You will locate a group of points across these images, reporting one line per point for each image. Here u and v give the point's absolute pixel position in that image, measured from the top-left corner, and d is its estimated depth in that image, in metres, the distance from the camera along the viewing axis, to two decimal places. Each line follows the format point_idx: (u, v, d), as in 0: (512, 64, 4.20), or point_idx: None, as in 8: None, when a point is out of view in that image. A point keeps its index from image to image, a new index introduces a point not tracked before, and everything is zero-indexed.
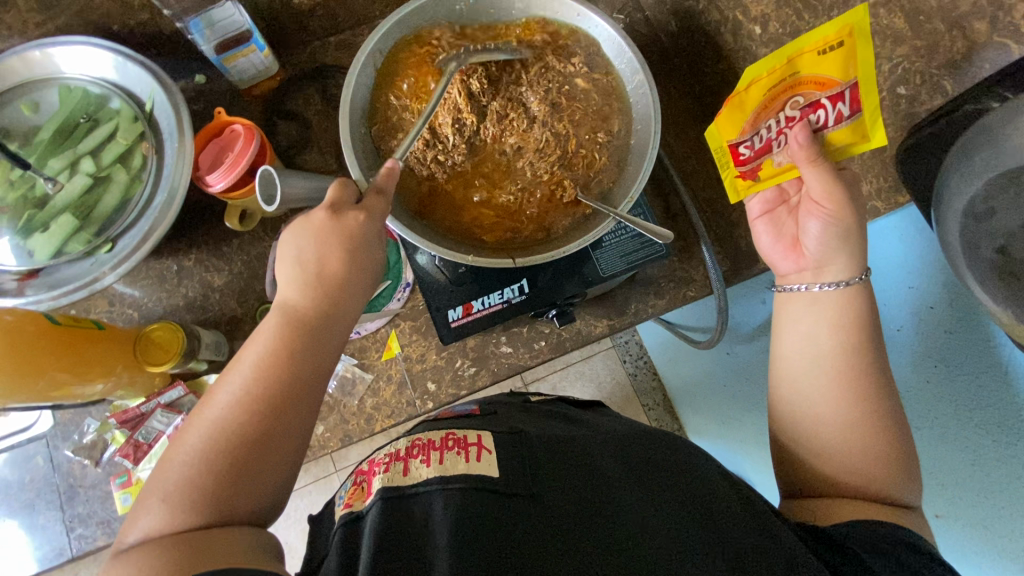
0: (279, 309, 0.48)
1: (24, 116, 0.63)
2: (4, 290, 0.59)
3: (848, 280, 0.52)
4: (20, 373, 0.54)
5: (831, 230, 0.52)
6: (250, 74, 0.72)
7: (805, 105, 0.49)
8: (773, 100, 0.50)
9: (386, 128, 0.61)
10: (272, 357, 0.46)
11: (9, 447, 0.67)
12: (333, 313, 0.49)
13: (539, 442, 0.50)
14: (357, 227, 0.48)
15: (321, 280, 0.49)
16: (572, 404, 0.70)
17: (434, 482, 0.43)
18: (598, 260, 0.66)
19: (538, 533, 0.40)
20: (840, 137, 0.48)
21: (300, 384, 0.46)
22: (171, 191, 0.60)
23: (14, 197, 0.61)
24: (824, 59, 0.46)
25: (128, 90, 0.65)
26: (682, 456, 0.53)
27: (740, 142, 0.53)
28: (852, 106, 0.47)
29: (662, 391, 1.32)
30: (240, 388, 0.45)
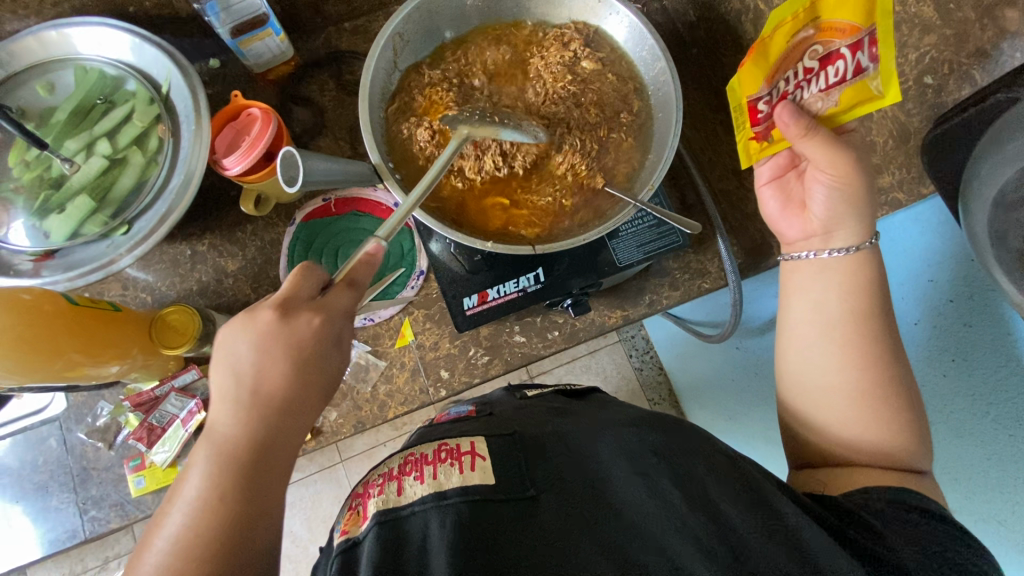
0: (207, 438, 0.43)
1: (39, 97, 0.63)
2: (19, 271, 0.58)
3: (857, 244, 0.52)
4: (39, 355, 0.54)
5: (840, 194, 0.50)
6: (265, 58, 0.71)
7: (823, 56, 0.45)
8: (792, 50, 0.47)
9: (402, 113, 0.62)
10: (208, 498, 0.40)
11: (21, 429, 0.67)
12: (279, 435, 0.44)
13: (530, 442, 0.50)
14: (310, 331, 0.45)
15: (257, 396, 0.44)
16: (565, 395, 0.68)
17: (428, 500, 0.42)
18: (614, 250, 0.66)
19: (538, 538, 0.40)
20: (853, 92, 0.45)
21: (255, 499, 0.41)
22: (189, 172, 0.60)
23: (30, 178, 0.61)
24: (845, 2, 0.42)
25: (144, 72, 0.65)
26: (687, 438, 0.52)
27: (758, 99, 0.51)
28: (871, 57, 0.43)
29: (668, 386, 1.34)
30: (173, 541, 0.38)
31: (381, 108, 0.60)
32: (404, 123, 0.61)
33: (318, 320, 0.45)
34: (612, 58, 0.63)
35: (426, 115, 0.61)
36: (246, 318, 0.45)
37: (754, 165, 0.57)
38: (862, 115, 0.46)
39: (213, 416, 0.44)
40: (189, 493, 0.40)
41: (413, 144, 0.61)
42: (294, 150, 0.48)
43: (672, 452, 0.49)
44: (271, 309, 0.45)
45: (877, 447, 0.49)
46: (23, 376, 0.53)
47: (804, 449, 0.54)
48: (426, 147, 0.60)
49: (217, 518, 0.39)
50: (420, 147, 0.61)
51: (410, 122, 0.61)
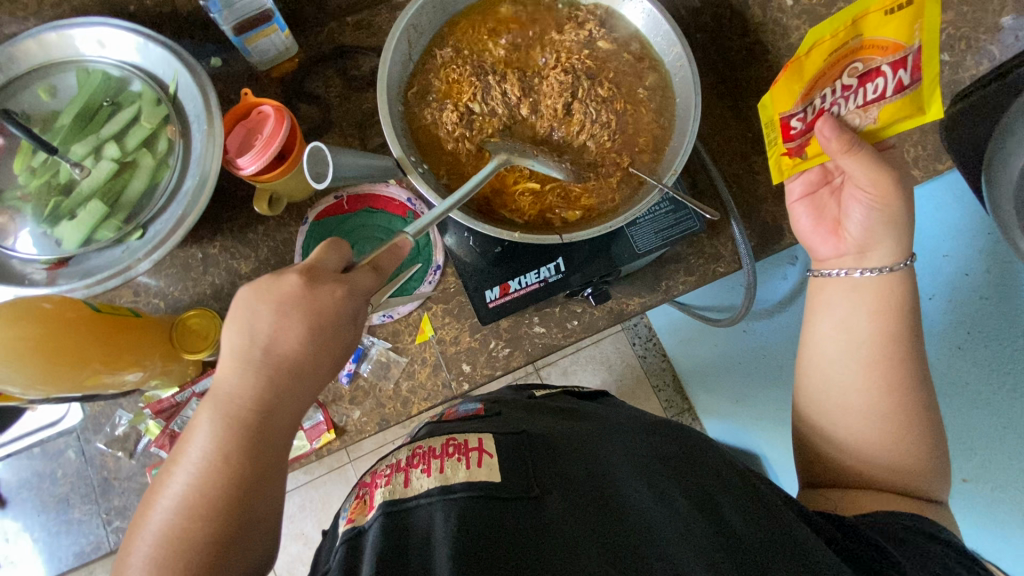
0: (215, 396, 0.45)
1: (41, 102, 0.61)
2: (33, 281, 0.57)
3: (892, 265, 0.52)
4: (64, 363, 0.53)
5: (880, 212, 0.51)
6: (270, 54, 0.70)
7: (862, 73, 0.46)
8: (831, 67, 0.48)
9: (422, 99, 0.62)
10: (220, 451, 0.43)
11: (37, 441, 0.65)
12: (291, 395, 0.46)
13: (541, 441, 0.50)
14: (333, 300, 0.46)
15: (269, 358, 0.45)
16: (579, 397, 0.68)
17: (434, 492, 0.42)
18: (633, 237, 0.66)
19: (541, 535, 0.40)
20: (894, 110, 0.45)
21: (265, 450, 0.45)
22: (202, 174, 0.59)
23: (37, 185, 0.59)
24: (890, 20, 0.42)
25: (150, 73, 0.63)
26: (696, 446, 0.54)
27: (792, 116, 0.51)
28: (913, 74, 0.43)
29: (672, 372, 1.35)
30: (192, 483, 0.42)
31: (401, 94, 0.60)
32: (427, 108, 0.61)
33: (341, 292, 0.47)
34: (626, 40, 0.63)
35: (448, 98, 0.62)
36: (269, 278, 0.46)
37: (786, 181, 0.57)
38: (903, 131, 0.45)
39: (225, 370, 0.45)
40: (201, 440, 0.43)
41: (440, 130, 0.61)
42: (323, 144, 0.50)
43: (681, 462, 0.50)
44: (296, 274, 0.46)
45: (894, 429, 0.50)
46: (47, 386, 0.53)
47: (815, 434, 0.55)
48: (453, 132, 0.61)
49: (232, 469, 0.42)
50: (447, 132, 0.61)
51: (434, 107, 0.61)
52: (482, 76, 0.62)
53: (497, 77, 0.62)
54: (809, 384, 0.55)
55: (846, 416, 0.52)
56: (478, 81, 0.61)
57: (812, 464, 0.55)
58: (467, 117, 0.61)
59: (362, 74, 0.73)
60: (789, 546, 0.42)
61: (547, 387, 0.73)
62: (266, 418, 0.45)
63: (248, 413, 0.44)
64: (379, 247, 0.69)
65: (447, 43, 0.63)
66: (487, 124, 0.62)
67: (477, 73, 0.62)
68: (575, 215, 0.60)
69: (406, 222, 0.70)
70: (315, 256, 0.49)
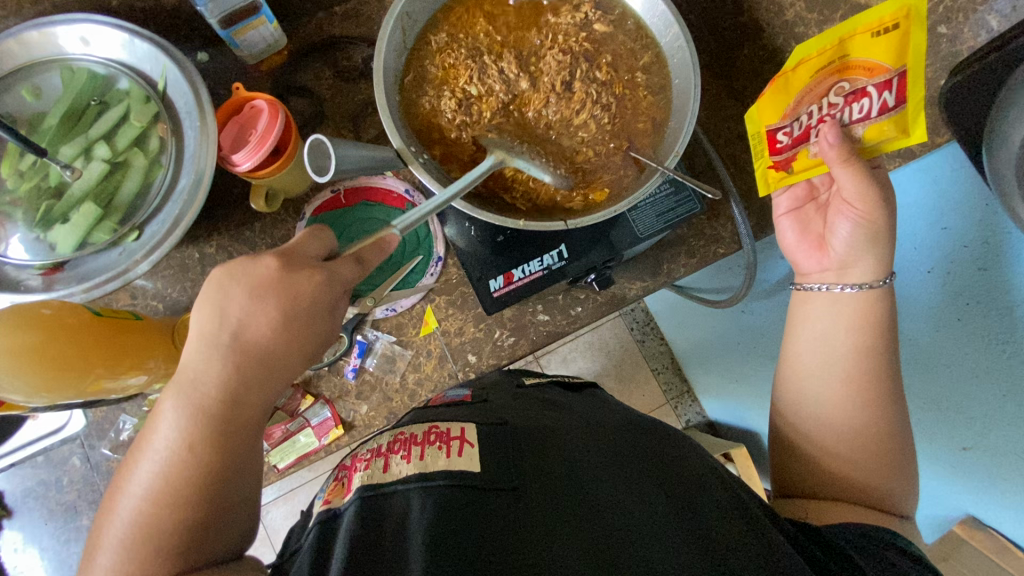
0: (185, 378, 0.45)
1: (26, 103, 0.59)
2: (29, 287, 0.56)
3: (872, 283, 0.53)
4: (68, 369, 0.53)
5: (866, 227, 0.52)
6: (259, 47, 0.68)
7: (848, 92, 0.50)
8: (818, 85, 0.52)
9: (420, 86, 0.61)
10: (185, 441, 0.44)
11: (39, 450, 0.64)
12: (258, 385, 0.46)
13: (521, 430, 0.50)
14: (311, 286, 0.46)
15: (239, 345, 0.45)
16: (564, 389, 0.65)
17: (412, 480, 0.42)
18: (634, 221, 0.66)
19: (515, 524, 0.40)
20: (882, 129, 0.49)
21: (238, 438, 0.46)
22: (197, 173, 0.58)
23: (27, 189, 0.58)
24: (876, 41, 0.48)
25: (138, 70, 0.62)
26: (670, 441, 0.53)
27: (780, 128, 0.55)
28: (898, 95, 0.47)
29: (671, 355, 1.37)
30: (157, 471, 0.43)
31: (399, 81, 0.60)
32: (426, 96, 0.61)
33: (319, 278, 0.46)
34: (623, 21, 0.62)
35: (445, 83, 0.61)
36: (241, 262, 0.46)
37: (772, 197, 0.59)
38: (893, 150, 0.49)
39: (190, 352, 0.45)
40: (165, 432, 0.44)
41: (440, 118, 0.61)
42: (323, 138, 0.50)
43: (660, 459, 0.49)
44: (270, 258, 0.46)
45: (876, 411, 0.52)
46: (51, 394, 0.53)
47: (802, 410, 0.55)
48: (454, 118, 0.60)
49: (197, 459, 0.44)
50: (447, 120, 0.61)
51: (432, 94, 0.61)
52: (479, 60, 0.61)
53: (493, 57, 0.61)
54: (808, 366, 0.55)
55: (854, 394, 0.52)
56: (474, 65, 0.61)
57: (803, 450, 0.55)
58: (465, 102, 0.61)
59: (352, 66, 0.72)
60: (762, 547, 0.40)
61: (535, 377, 0.71)
62: (234, 410, 0.46)
63: (215, 407, 0.45)
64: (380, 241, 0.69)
65: (441, 28, 0.62)
66: (485, 109, 0.61)
67: (472, 55, 0.61)
68: (580, 205, 0.60)
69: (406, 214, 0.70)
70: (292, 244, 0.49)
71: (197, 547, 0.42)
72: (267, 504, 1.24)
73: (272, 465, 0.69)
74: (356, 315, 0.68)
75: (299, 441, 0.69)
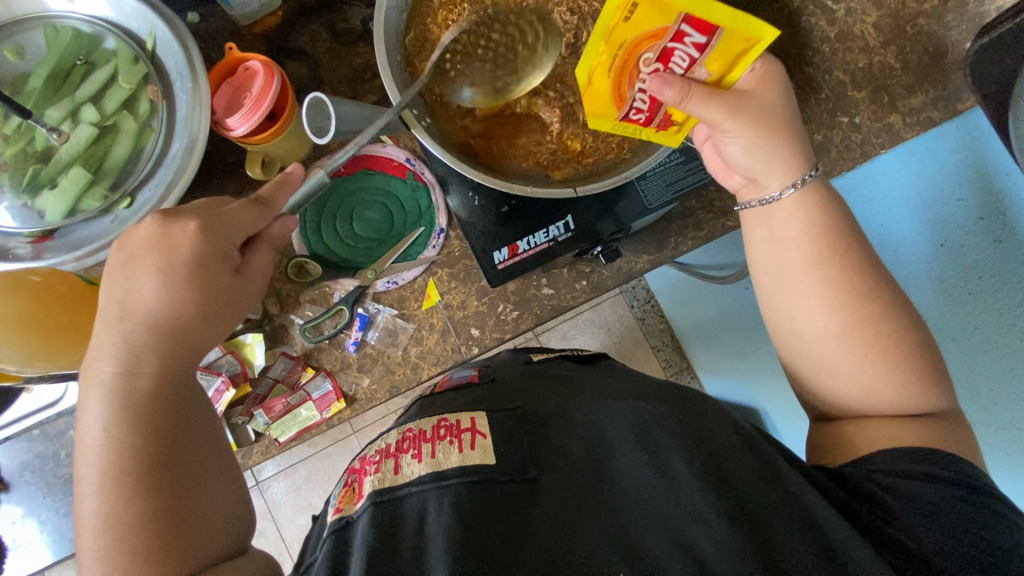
0: (104, 379, 0.43)
1: (8, 64, 0.57)
2: (18, 256, 0.54)
3: (794, 181, 0.48)
4: (64, 339, 0.52)
5: (753, 135, 0.47)
6: (252, 8, 0.65)
7: (658, 55, 0.46)
8: (625, 71, 0.47)
9: (422, 43, 0.58)
10: (114, 427, 0.42)
11: (36, 424, 0.64)
12: (177, 347, 0.44)
13: (535, 414, 0.49)
14: (187, 238, 0.43)
15: (128, 317, 0.43)
16: (574, 360, 0.65)
17: (427, 479, 0.42)
18: (643, 191, 0.64)
19: (536, 515, 0.40)
20: (722, 48, 0.45)
21: (177, 399, 0.45)
22: (190, 139, 0.56)
23: (11, 152, 0.55)
24: (635, 21, 0.43)
25: (125, 28, 0.59)
26: (694, 405, 0.51)
27: (629, 112, 0.50)
28: (700, 29, 0.43)
29: (672, 333, 1.25)
30: (101, 469, 0.41)
31: (400, 42, 0.57)
32: (428, 61, 0.58)
33: (194, 226, 0.43)
34: None
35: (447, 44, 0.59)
36: (160, 232, 0.43)
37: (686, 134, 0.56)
38: (752, 55, 0.45)
39: (97, 338, 0.43)
40: (96, 420, 0.42)
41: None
42: (322, 95, 0.49)
43: (686, 427, 0.47)
44: (190, 223, 0.44)
45: None
46: (45, 362, 0.51)
47: None
48: None
49: (142, 439, 0.42)
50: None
51: (434, 58, 0.58)
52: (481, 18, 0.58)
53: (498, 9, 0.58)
54: None
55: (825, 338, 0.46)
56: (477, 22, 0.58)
57: None
58: None
59: (351, 28, 0.69)
60: (793, 512, 0.38)
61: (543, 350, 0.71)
62: (137, 381, 0.43)
63: (137, 390, 0.43)
64: (380, 212, 0.68)
65: None
66: None
67: (476, 10, 0.59)
68: (534, 168, 0.59)
69: (407, 184, 0.68)
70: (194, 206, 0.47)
71: (169, 553, 0.40)
72: (267, 480, 1.17)
73: (273, 438, 0.67)
74: (357, 288, 0.67)
75: (301, 415, 0.67)
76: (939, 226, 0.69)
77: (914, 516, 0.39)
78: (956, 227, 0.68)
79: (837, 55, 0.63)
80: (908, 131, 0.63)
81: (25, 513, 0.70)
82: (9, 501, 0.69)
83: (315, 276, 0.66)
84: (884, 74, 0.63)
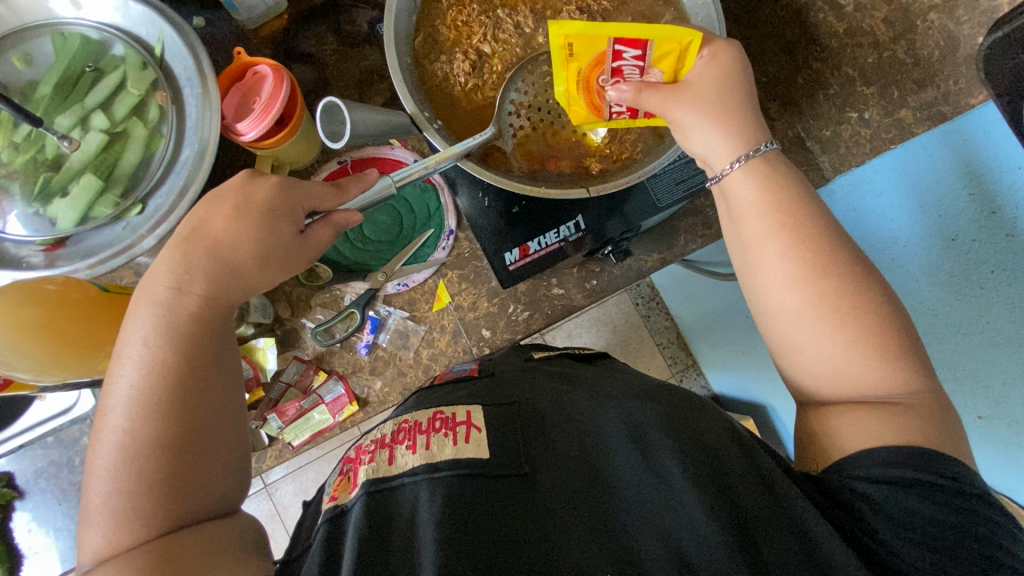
0: (154, 304, 0.43)
1: (17, 71, 0.56)
2: (31, 264, 0.54)
3: (743, 155, 0.46)
4: (82, 348, 0.52)
5: (703, 120, 0.47)
6: (258, 12, 0.66)
7: (613, 69, 0.49)
8: (590, 87, 0.50)
9: (432, 44, 0.59)
10: (153, 352, 0.42)
11: (50, 431, 0.63)
12: (226, 291, 0.45)
13: (535, 408, 0.47)
14: (265, 192, 0.46)
15: (200, 248, 0.44)
16: (577, 360, 0.61)
17: (419, 471, 0.40)
18: (652, 189, 0.64)
19: (530, 517, 0.38)
20: (666, 47, 0.47)
21: (212, 348, 0.45)
22: (201, 144, 0.55)
23: (23, 161, 0.55)
24: (578, 52, 0.48)
25: (133, 34, 0.59)
26: (689, 402, 0.50)
27: (611, 114, 0.53)
28: (632, 43, 0.47)
29: (676, 330, 1.30)
30: (135, 386, 0.41)
31: (410, 43, 0.58)
32: (437, 62, 0.58)
33: (274, 182, 0.47)
34: None
35: (457, 44, 0.59)
36: (243, 184, 0.47)
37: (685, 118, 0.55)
38: (694, 46, 0.47)
39: (161, 262, 0.45)
40: (138, 340, 0.43)
41: (453, 85, 0.59)
42: (337, 99, 0.49)
43: (681, 421, 0.45)
44: (270, 180, 0.47)
45: None
46: (61, 371, 0.51)
47: None
48: (467, 80, 0.58)
49: (174, 372, 0.42)
50: (461, 88, 0.59)
51: (444, 58, 0.58)
52: (491, 19, 0.58)
53: (506, 9, 0.59)
54: None
55: (852, 352, 0.42)
56: (486, 23, 0.58)
57: None
58: (479, 64, 0.58)
59: (357, 30, 0.68)
60: (790, 527, 0.37)
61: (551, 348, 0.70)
62: (179, 300, 0.44)
63: (182, 319, 0.43)
64: (389, 216, 0.68)
65: None
66: (498, 68, 0.58)
67: (484, 11, 0.59)
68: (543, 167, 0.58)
69: (416, 187, 0.68)
70: (243, 187, 0.47)
71: (172, 492, 0.39)
72: (275, 482, 1.18)
73: (286, 442, 0.67)
74: (368, 291, 0.67)
75: (314, 418, 0.67)
76: (940, 225, 0.67)
77: (888, 526, 0.37)
78: (956, 220, 0.66)
79: (845, 51, 0.65)
80: (919, 126, 0.63)
81: (39, 521, 0.72)
82: (24, 509, 0.70)
83: (326, 279, 0.66)
84: (895, 69, 0.64)
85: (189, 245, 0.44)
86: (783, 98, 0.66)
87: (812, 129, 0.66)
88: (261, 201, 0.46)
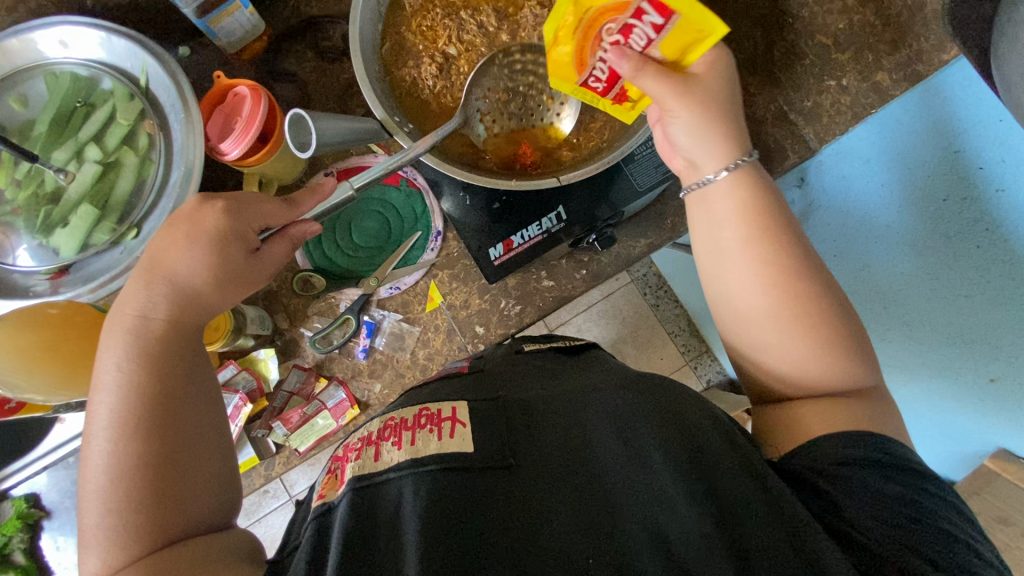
0: (135, 329, 0.46)
1: (15, 112, 0.60)
2: (38, 292, 0.57)
3: (731, 164, 0.45)
4: (88, 368, 0.54)
5: (696, 121, 0.45)
6: (238, 35, 0.67)
7: (622, 28, 0.44)
8: (587, 38, 0.47)
9: (399, 51, 0.60)
10: (133, 375, 0.44)
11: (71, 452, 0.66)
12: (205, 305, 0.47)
13: (517, 400, 0.47)
14: (228, 212, 0.47)
15: (181, 265, 0.46)
16: (561, 353, 0.61)
17: (404, 465, 0.41)
18: (631, 175, 0.64)
19: (506, 511, 0.38)
20: (686, 29, 0.42)
21: (185, 368, 0.47)
22: (187, 166, 0.58)
23: (25, 196, 0.59)
24: None
25: (119, 68, 0.62)
26: (664, 387, 0.50)
27: (587, 79, 0.50)
28: (661, 12, 0.41)
29: (686, 317, 1.25)
30: (118, 408, 0.43)
31: (377, 53, 0.59)
32: (405, 68, 0.60)
33: (222, 204, 0.48)
34: None
35: (424, 49, 0.60)
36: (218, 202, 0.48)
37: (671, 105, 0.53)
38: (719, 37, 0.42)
39: (146, 282, 0.47)
40: (114, 367, 0.45)
41: (422, 89, 0.60)
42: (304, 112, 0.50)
43: (653, 406, 0.45)
44: (219, 203, 0.48)
45: None
46: (69, 391, 0.54)
47: None
48: (433, 84, 0.60)
49: (152, 392, 0.44)
50: (430, 91, 0.60)
51: (411, 64, 0.60)
52: (453, 21, 0.60)
53: (470, 10, 0.60)
54: None
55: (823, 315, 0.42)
56: (450, 26, 0.60)
57: None
58: (445, 66, 0.60)
59: (335, 44, 0.70)
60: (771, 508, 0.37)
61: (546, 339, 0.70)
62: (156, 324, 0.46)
63: (156, 342, 0.46)
64: (377, 221, 0.69)
65: None
66: (464, 70, 0.60)
67: (448, 14, 0.60)
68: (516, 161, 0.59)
69: (401, 191, 0.69)
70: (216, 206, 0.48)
71: (161, 508, 0.41)
72: None
73: (293, 449, 0.69)
74: (362, 296, 0.68)
75: (318, 424, 0.68)
76: (919, 185, 0.66)
77: (862, 509, 0.36)
78: (932, 181, 0.65)
79: (817, 19, 0.64)
80: (897, 88, 0.63)
81: (69, 541, 0.75)
82: (53, 528, 0.74)
83: (321, 288, 0.68)
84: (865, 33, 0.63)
85: (173, 261, 0.47)
86: (760, 72, 0.66)
87: (793, 100, 0.65)
88: (229, 218, 0.47)
